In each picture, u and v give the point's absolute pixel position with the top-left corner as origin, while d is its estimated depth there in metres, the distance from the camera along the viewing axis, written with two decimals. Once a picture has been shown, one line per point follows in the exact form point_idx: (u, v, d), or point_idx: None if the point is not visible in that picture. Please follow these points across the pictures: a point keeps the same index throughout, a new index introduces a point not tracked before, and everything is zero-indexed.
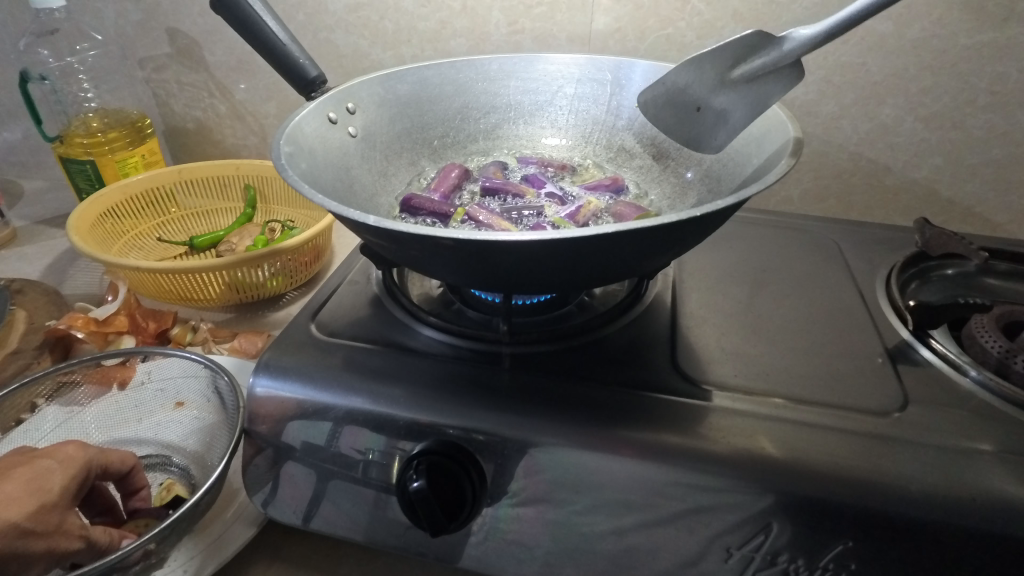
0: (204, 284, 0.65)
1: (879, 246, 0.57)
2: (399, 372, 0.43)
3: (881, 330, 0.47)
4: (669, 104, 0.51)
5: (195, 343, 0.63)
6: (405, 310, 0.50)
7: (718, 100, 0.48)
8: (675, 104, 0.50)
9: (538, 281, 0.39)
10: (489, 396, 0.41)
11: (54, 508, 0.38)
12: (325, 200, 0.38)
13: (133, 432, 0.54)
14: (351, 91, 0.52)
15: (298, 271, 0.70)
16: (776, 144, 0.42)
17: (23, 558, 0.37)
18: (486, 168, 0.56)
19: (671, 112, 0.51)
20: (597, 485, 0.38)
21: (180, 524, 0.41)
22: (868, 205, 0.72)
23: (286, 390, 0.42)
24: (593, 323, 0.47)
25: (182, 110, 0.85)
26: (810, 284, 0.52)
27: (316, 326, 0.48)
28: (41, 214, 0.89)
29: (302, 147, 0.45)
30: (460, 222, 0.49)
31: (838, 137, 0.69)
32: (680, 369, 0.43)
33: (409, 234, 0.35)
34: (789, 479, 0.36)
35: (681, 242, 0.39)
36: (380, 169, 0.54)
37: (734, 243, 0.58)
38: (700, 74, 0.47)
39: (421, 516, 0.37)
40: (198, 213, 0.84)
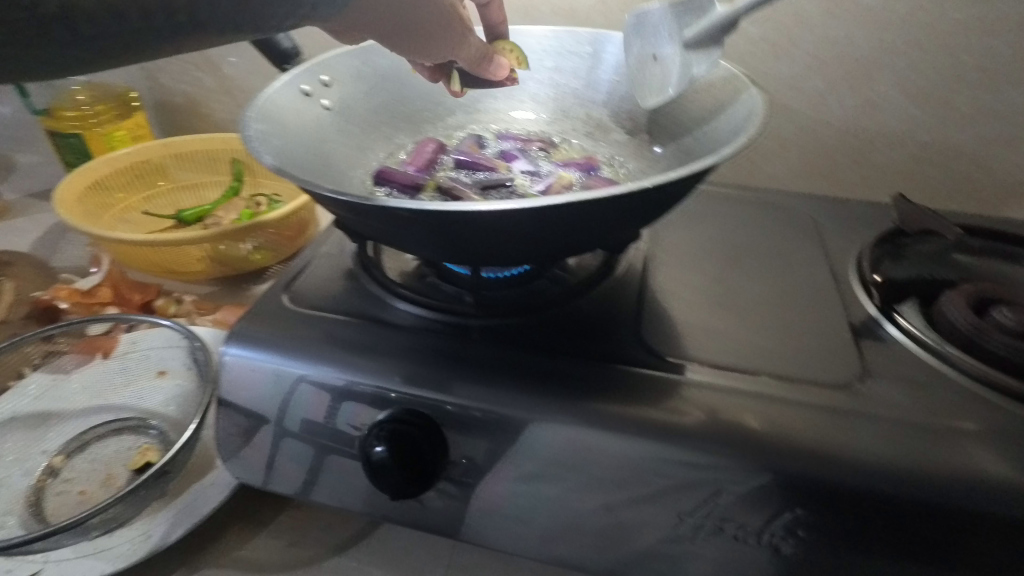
0: (190, 258, 0.66)
1: (857, 223, 0.57)
2: (369, 343, 0.44)
3: (850, 306, 0.48)
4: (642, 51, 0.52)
5: (179, 314, 0.64)
6: (379, 284, 0.50)
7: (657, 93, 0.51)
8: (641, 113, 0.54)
9: (502, 253, 0.40)
10: (455, 366, 0.42)
11: None
12: (287, 172, 0.38)
13: (118, 399, 0.54)
14: (325, 64, 0.52)
15: (283, 245, 0.70)
16: (743, 107, 0.44)
17: None
18: (463, 143, 0.56)
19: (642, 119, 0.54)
20: (555, 454, 0.39)
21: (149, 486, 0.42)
22: (855, 183, 0.71)
23: (256, 359, 0.43)
24: (563, 296, 0.48)
25: (170, 84, 0.85)
26: (784, 261, 0.52)
27: (289, 297, 0.49)
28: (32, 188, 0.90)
29: (274, 119, 0.46)
30: (431, 195, 0.50)
31: (825, 113, 0.68)
32: (645, 342, 0.44)
33: (368, 205, 0.35)
34: (743, 450, 0.36)
35: (644, 213, 0.39)
36: (358, 142, 0.54)
37: (712, 219, 0.57)
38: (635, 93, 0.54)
39: (384, 481, 0.38)
40: (187, 186, 0.84)
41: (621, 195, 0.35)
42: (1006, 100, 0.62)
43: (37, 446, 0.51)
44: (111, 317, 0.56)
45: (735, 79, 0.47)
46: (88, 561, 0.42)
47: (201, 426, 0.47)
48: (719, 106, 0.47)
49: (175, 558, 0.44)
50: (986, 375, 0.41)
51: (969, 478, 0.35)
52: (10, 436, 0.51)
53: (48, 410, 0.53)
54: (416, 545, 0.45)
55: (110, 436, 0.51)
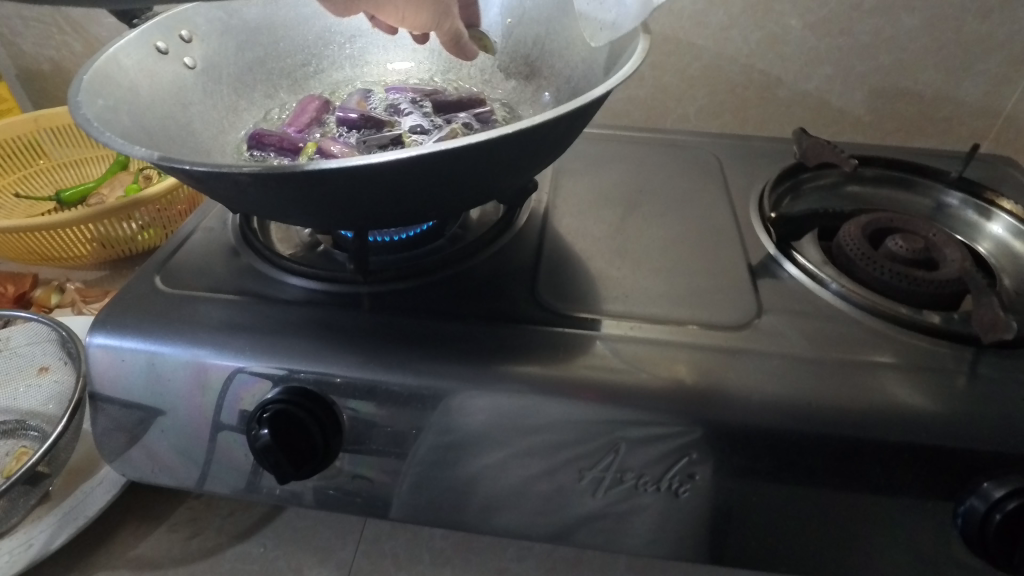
0: (68, 242, 0.61)
1: (760, 161, 0.57)
2: (250, 321, 0.41)
3: (749, 246, 0.48)
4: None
5: (63, 305, 0.59)
6: (264, 259, 0.47)
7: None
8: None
9: (376, 215, 0.37)
10: (343, 338, 0.40)
11: None
12: (119, 140, 0.34)
13: None
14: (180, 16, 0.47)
15: (174, 221, 0.65)
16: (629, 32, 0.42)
17: None
18: (349, 99, 0.53)
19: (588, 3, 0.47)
20: (451, 420, 0.38)
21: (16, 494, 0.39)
22: (764, 120, 0.71)
23: (125, 347, 0.40)
24: (457, 257, 0.46)
25: (32, 50, 0.76)
26: (687, 203, 0.52)
27: (162, 279, 0.45)
28: None
29: (117, 82, 0.41)
30: (310, 157, 0.46)
31: (730, 49, 0.66)
32: (542, 298, 0.43)
33: (210, 172, 0.32)
34: (636, 399, 0.36)
35: (525, 162, 0.37)
36: (230, 104, 0.50)
37: (617, 165, 0.56)
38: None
39: (268, 464, 0.36)
40: (68, 163, 0.77)
41: (488, 142, 0.32)
42: (902, 27, 0.63)
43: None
44: None
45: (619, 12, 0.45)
46: None
47: (77, 424, 0.43)
48: (607, 43, 0.45)
49: (64, 564, 0.42)
50: (877, 305, 0.41)
51: (852, 407, 0.35)
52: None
53: None
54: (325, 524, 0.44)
55: None
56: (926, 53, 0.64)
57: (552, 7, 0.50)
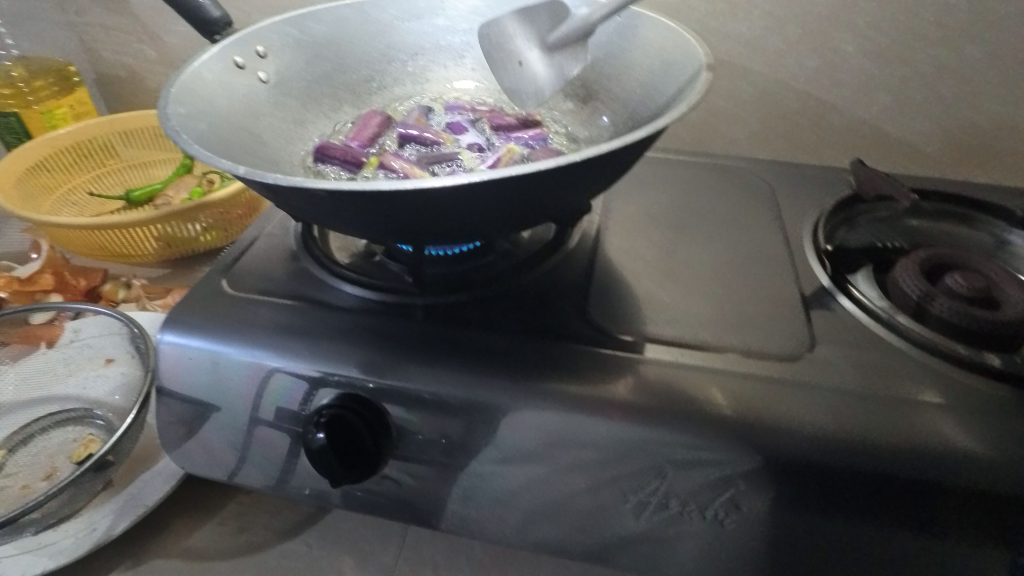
0: (136, 241, 0.64)
1: (813, 190, 0.57)
2: (309, 327, 0.43)
3: (801, 275, 0.47)
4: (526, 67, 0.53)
5: (127, 299, 0.62)
6: (322, 266, 0.49)
7: (542, 62, 0.50)
8: (505, 52, 0.52)
9: (436, 231, 0.38)
10: (396, 348, 0.41)
11: None
12: (205, 153, 0.36)
13: (61, 390, 0.53)
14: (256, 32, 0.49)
15: (234, 224, 0.68)
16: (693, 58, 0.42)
17: None
18: (408, 114, 0.54)
19: (501, 58, 0.53)
20: (499, 435, 0.38)
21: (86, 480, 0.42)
22: (817, 147, 0.70)
23: (192, 346, 0.42)
24: (508, 273, 0.47)
25: (109, 56, 0.81)
26: (738, 229, 0.51)
27: (228, 282, 0.47)
28: None
29: (198, 95, 0.43)
30: (372, 172, 0.48)
31: (785, 75, 0.66)
32: (592, 319, 0.43)
33: (285, 187, 0.33)
34: (685, 424, 0.36)
35: (584, 187, 0.38)
36: (297, 116, 0.52)
37: (667, 187, 0.56)
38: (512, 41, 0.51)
39: (321, 467, 0.37)
40: (136, 165, 0.81)
41: (551, 170, 0.33)
42: (966, 59, 0.61)
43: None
44: (50, 304, 0.53)
45: (676, 37, 0.45)
46: (28, 557, 0.42)
47: (143, 415, 0.46)
48: (665, 69, 0.45)
49: (122, 549, 0.44)
50: (933, 342, 0.41)
51: (908, 445, 0.35)
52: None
53: None
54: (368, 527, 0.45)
55: (53, 429, 0.51)
56: (990, 85, 0.62)
57: (612, 30, 0.50)
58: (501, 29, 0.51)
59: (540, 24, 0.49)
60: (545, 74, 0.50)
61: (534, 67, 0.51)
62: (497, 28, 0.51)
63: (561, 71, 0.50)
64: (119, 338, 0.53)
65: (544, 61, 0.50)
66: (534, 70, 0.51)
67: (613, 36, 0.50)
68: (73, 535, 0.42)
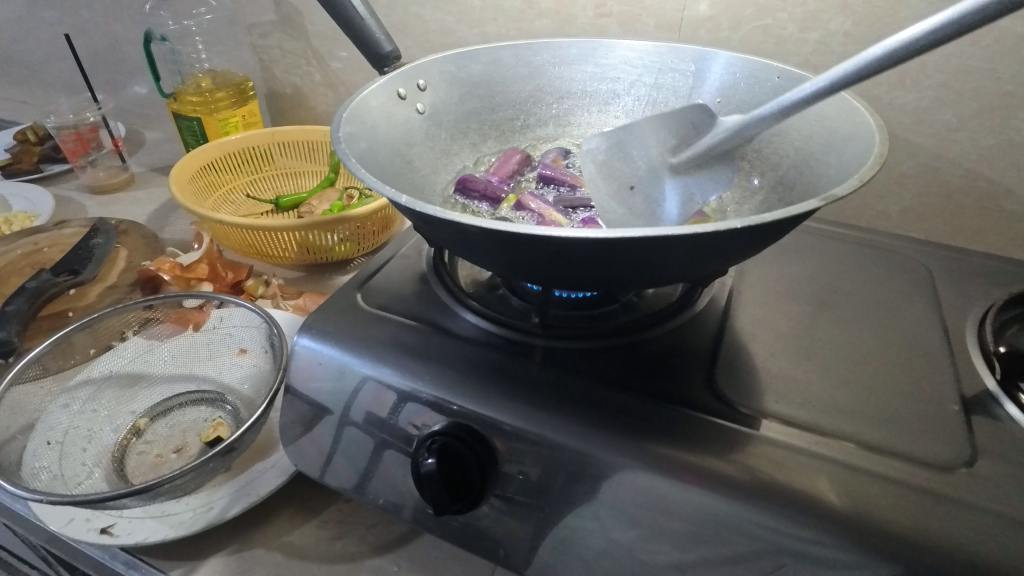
0: (281, 244, 0.69)
1: (978, 282, 0.51)
2: (431, 351, 0.44)
3: (961, 376, 0.42)
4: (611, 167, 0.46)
5: (265, 296, 0.67)
6: (448, 292, 0.50)
7: (666, 184, 0.45)
8: (611, 177, 0.45)
9: (570, 277, 0.38)
10: (512, 385, 0.41)
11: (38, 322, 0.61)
12: (369, 176, 0.38)
13: (200, 371, 0.58)
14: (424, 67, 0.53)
15: (366, 239, 0.73)
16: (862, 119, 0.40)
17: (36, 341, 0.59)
18: (547, 154, 0.55)
19: (610, 180, 0.45)
20: (606, 493, 0.37)
21: (214, 462, 0.45)
22: (982, 232, 0.64)
23: (324, 353, 0.45)
24: (629, 327, 0.46)
25: (282, 75, 0.89)
26: (887, 314, 0.47)
27: (363, 296, 0.50)
28: (157, 163, 0.99)
29: (364, 121, 0.46)
30: (508, 209, 0.50)
31: (953, 151, 0.61)
32: (717, 387, 0.41)
33: (438, 218, 0.35)
34: (814, 521, 0.33)
35: (731, 252, 0.36)
36: (444, 148, 0.55)
37: (808, 258, 0.53)
38: (629, 160, 0.46)
39: (426, 492, 0.37)
40: (287, 173, 0.88)
41: (705, 233, 0.32)
42: None
43: (124, 407, 0.55)
44: (204, 294, 0.59)
45: (843, 103, 0.43)
46: (153, 522, 0.45)
47: (269, 408, 0.49)
48: (828, 135, 0.43)
49: (231, 532, 0.46)
50: None
51: None
52: (102, 394, 0.55)
53: (137, 373, 0.58)
54: (455, 559, 0.45)
55: (189, 405, 0.55)
56: None
57: (770, 91, 0.49)
58: (620, 143, 0.45)
59: (663, 139, 0.46)
60: (672, 200, 0.45)
61: (656, 194, 0.45)
62: (613, 166, 0.45)
63: (684, 196, 0.45)
64: (255, 333, 0.57)
65: (664, 187, 0.45)
66: (652, 191, 0.45)
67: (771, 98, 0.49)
68: (192, 510, 0.46)
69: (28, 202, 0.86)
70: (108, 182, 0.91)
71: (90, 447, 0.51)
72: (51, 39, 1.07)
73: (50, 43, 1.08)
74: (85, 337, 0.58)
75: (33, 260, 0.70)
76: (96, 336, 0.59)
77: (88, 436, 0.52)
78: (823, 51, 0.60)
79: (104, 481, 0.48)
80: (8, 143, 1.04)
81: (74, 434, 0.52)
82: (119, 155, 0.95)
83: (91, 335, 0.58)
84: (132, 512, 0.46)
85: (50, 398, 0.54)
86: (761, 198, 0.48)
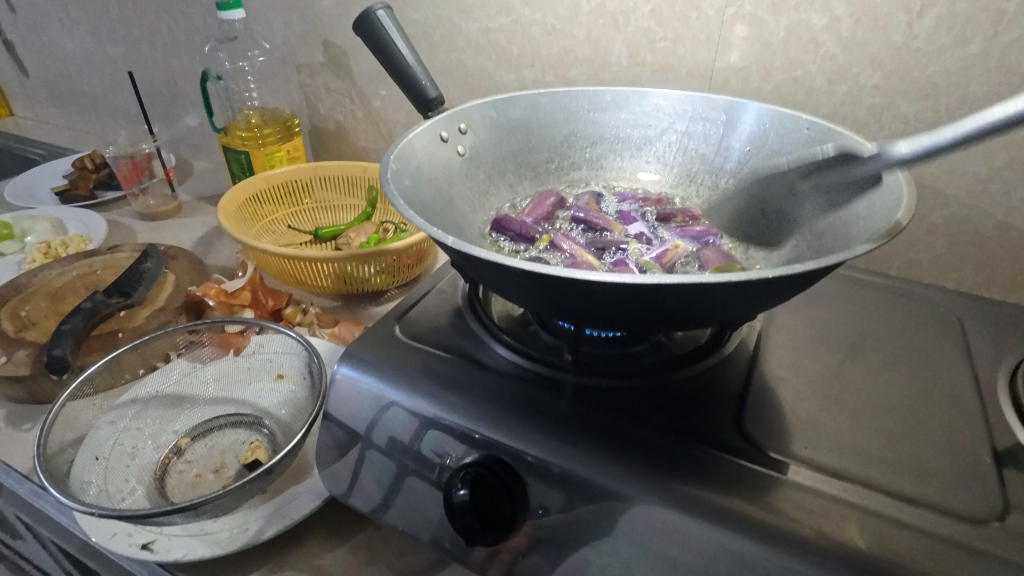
0: (319, 274, 0.72)
1: (1010, 334, 0.51)
2: (464, 382, 0.46)
3: (993, 428, 0.42)
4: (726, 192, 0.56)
5: (302, 323, 0.70)
6: (482, 325, 0.52)
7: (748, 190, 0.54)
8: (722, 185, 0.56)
9: (604, 317, 0.40)
10: (543, 420, 0.42)
11: (91, 340, 0.64)
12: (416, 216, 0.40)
13: (240, 394, 0.60)
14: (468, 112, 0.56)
15: (401, 271, 0.75)
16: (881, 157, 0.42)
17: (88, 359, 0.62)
18: (581, 197, 0.57)
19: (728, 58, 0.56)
20: (634, 531, 0.37)
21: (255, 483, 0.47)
22: (1016, 282, 0.63)
23: (363, 381, 0.46)
24: (658, 367, 0.47)
25: (325, 113, 0.94)
26: (917, 362, 0.48)
27: (401, 328, 0.51)
28: (203, 192, 1.04)
29: (409, 162, 0.49)
30: (542, 248, 0.52)
31: (985, 203, 0.61)
32: (747, 430, 0.42)
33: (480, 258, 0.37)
34: (843, 568, 0.33)
35: (761, 300, 0.37)
36: (483, 188, 0.57)
37: (837, 303, 0.54)
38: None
39: (458, 522, 0.39)
40: (326, 206, 0.92)
41: (738, 282, 0.33)
42: None
43: (166, 426, 0.57)
44: (247, 319, 0.61)
45: (870, 155, 0.44)
46: (190, 539, 0.47)
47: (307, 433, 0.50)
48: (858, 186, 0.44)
49: (263, 554, 0.48)
50: None
51: None
52: (146, 413, 0.58)
53: (181, 395, 0.60)
54: None
55: (228, 427, 0.57)
56: None
57: (799, 141, 0.51)
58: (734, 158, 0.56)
59: (767, 156, 0.53)
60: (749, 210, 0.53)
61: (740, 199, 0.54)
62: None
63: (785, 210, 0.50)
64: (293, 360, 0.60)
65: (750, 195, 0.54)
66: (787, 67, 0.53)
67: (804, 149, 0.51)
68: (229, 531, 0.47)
69: (83, 226, 0.91)
70: (158, 209, 0.96)
71: (134, 463, 0.53)
72: (113, 74, 1.14)
73: (112, 77, 1.15)
74: (132, 356, 0.61)
75: (88, 281, 0.74)
76: (143, 355, 0.62)
77: (132, 453, 0.54)
78: (852, 103, 0.62)
79: (146, 497, 0.50)
80: (66, 170, 1.10)
81: (121, 452, 0.54)
82: (170, 184, 1.01)
83: (139, 355, 0.61)
84: (172, 529, 0.48)
85: (99, 414, 0.56)
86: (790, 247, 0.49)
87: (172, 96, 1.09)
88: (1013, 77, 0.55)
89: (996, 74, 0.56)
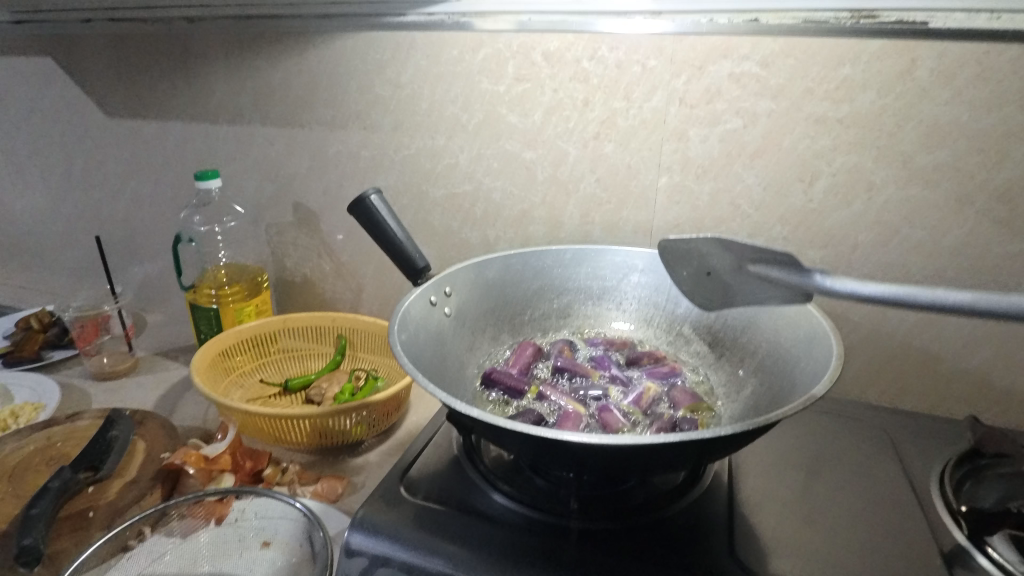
0: (299, 430, 0.73)
1: (931, 442, 0.60)
2: (475, 538, 0.48)
3: (937, 532, 0.49)
4: (674, 329, 0.66)
5: (282, 483, 0.70)
6: (480, 475, 0.55)
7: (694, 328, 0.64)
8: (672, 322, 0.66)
9: (606, 467, 0.45)
10: (556, 569, 0.45)
11: (60, 524, 0.61)
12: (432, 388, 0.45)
13: (229, 569, 0.58)
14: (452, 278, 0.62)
15: (379, 420, 0.77)
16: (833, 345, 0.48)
17: (58, 546, 0.58)
18: (556, 345, 0.64)
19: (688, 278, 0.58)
20: None
21: None
22: (925, 392, 0.74)
23: (376, 546, 0.48)
24: (648, 505, 0.51)
25: (293, 266, 0.99)
26: (864, 477, 0.55)
27: (406, 487, 0.54)
28: (161, 347, 1.03)
29: (410, 329, 0.54)
30: (532, 398, 0.57)
31: (887, 327, 0.73)
32: (739, 558, 0.46)
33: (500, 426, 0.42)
34: None
35: (737, 443, 0.44)
36: (469, 343, 0.62)
37: (789, 428, 0.61)
38: (727, 251, 0.55)
39: None
40: (293, 354, 0.93)
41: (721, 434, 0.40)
42: None
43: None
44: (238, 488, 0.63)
45: (798, 306, 0.54)
46: None
47: None
48: (793, 332, 0.54)
49: None
50: None
51: None
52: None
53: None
54: None
55: None
56: None
57: None
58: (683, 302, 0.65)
59: (712, 301, 0.63)
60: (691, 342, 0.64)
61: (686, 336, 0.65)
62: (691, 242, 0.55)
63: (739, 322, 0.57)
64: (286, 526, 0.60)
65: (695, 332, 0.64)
66: (734, 287, 0.55)
67: (742, 298, 0.60)
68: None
69: (34, 392, 0.87)
70: (114, 368, 0.94)
71: None
72: (67, 234, 1.15)
73: (66, 237, 1.16)
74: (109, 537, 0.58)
75: (48, 455, 0.71)
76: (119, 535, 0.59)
77: None
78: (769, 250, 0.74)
79: None
80: (8, 331, 1.06)
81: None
82: (127, 342, 0.99)
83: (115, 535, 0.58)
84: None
85: None
86: (746, 383, 0.57)
87: (131, 254, 1.11)
88: (887, 228, 0.69)
89: (875, 227, 0.70)
